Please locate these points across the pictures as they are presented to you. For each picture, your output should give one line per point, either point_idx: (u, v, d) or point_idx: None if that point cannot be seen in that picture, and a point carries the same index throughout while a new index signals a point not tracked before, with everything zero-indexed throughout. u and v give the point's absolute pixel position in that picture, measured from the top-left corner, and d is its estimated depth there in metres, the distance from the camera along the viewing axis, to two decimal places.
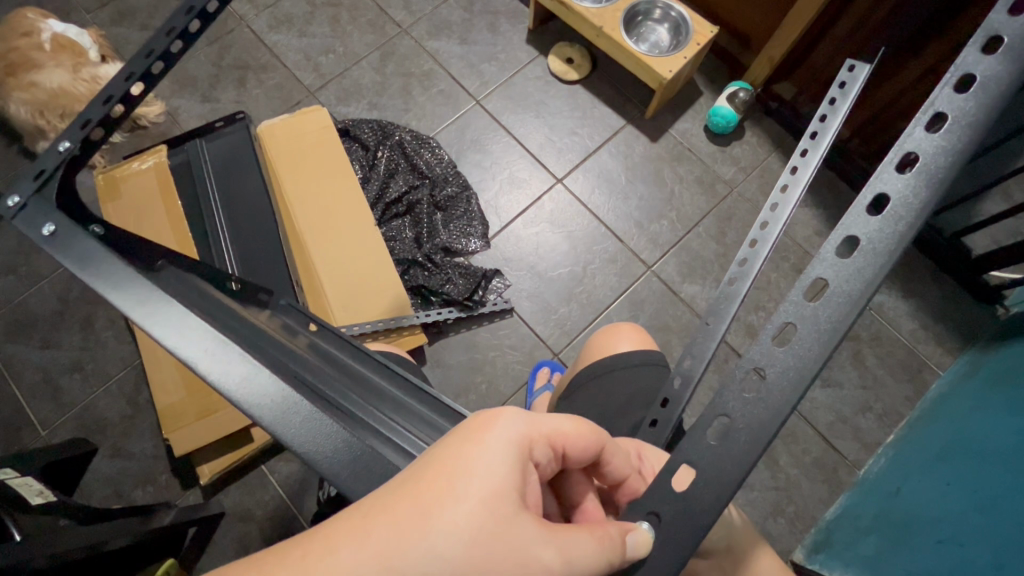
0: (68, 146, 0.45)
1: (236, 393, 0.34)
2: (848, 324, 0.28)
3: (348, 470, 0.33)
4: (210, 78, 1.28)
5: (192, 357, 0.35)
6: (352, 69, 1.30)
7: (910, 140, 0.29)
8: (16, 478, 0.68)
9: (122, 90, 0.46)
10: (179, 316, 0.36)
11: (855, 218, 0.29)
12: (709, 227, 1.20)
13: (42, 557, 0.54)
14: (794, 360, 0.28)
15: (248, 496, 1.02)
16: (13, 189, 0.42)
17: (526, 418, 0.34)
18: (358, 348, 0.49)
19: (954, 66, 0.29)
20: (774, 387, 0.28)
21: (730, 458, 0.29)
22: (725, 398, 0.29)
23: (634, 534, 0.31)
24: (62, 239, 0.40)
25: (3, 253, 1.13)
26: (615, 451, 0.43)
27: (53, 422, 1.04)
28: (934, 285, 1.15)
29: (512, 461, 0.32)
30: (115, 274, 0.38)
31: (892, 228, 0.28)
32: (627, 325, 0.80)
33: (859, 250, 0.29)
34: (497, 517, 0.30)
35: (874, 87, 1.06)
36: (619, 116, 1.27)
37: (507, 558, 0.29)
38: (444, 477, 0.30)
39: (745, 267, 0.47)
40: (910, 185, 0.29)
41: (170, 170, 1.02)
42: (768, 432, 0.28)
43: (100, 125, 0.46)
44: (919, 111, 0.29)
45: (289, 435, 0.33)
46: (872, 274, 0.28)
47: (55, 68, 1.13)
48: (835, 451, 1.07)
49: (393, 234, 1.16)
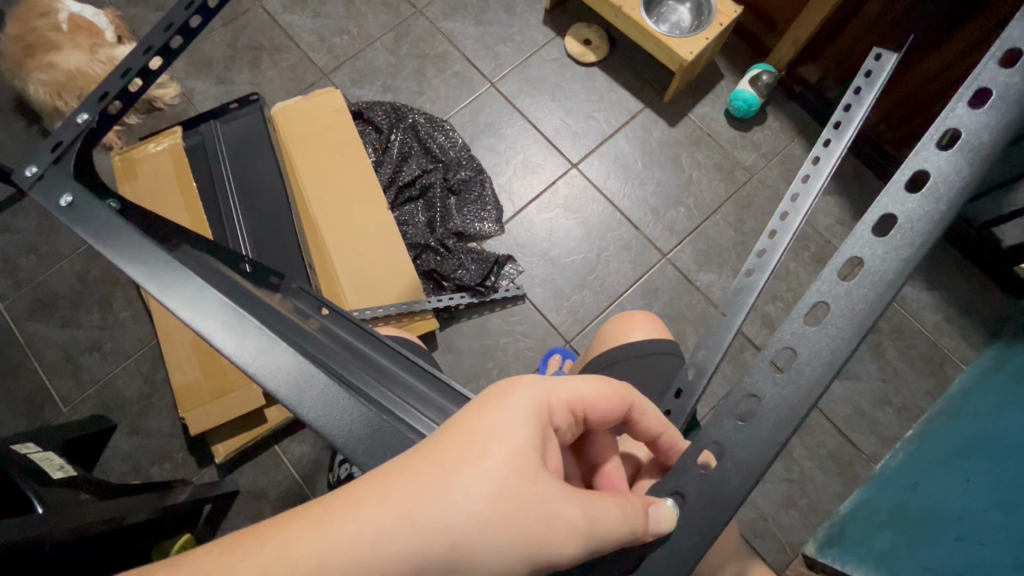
0: (86, 118, 0.44)
1: (252, 367, 0.34)
2: (881, 307, 0.27)
3: (364, 445, 0.33)
4: (224, 59, 1.28)
5: (210, 332, 0.35)
6: (366, 50, 1.28)
7: (952, 115, 0.28)
8: (38, 451, 0.70)
9: (140, 63, 0.45)
10: (195, 292, 0.36)
11: (893, 195, 0.28)
12: (727, 214, 1.17)
13: (64, 530, 0.55)
14: (828, 341, 0.27)
15: (262, 475, 1.03)
16: (31, 159, 0.42)
17: (546, 384, 0.35)
18: (365, 329, 0.48)
19: (1000, 39, 0.28)
20: (804, 370, 0.27)
21: (758, 443, 0.28)
22: (754, 378, 0.28)
23: (658, 508, 0.30)
24: (74, 213, 0.40)
25: (24, 232, 1.15)
26: (647, 408, 0.41)
27: (74, 399, 1.06)
28: (960, 277, 1.11)
29: (532, 424, 0.33)
30: (134, 245, 0.38)
31: (932, 207, 0.27)
32: (642, 312, 0.78)
33: (896, 229, 0.27)
34: (519, 475, 0.30)
35: (903, 71, 1.01)
36: (637, 99, 1.24)
37: (532, 514, 0.30)
38: (467, 438, 0.31)
39: (763, 259, 0.47)
40: (950, 163, 0.27)
41: (185, 151, 1.02)
42: (798, 415, 0.27)
43: (117, 99, 0.46)
44: (963, 85, 0.28)
45: (307, 409, 0.33)
46: (910, 254, 0.27)
47: (72, 49, 1.14)
48: (851, 444, 1.05)
49: (406, 218, 1.14)
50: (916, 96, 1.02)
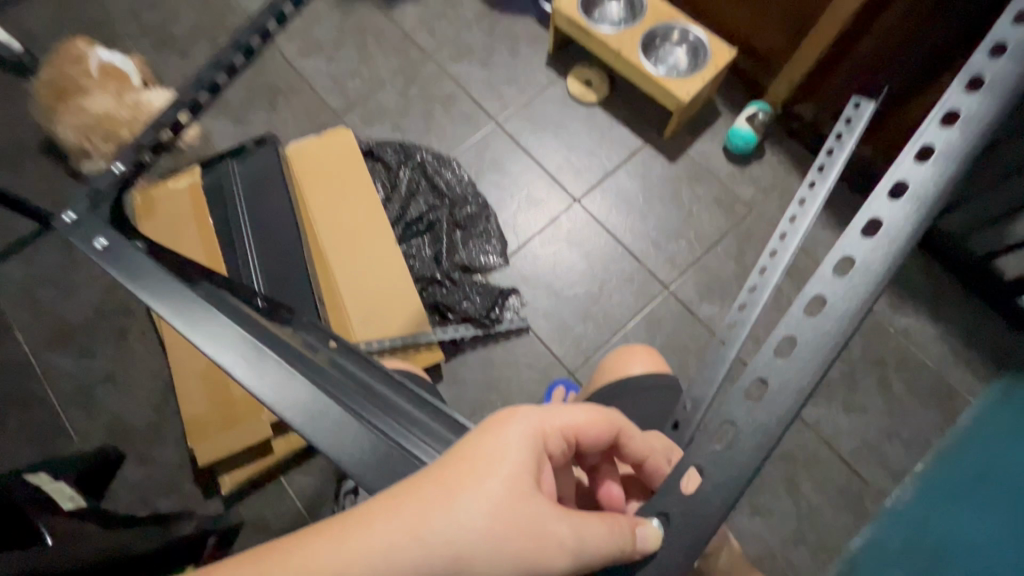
0: (121, 167, 0.50)
1: (269, 398, 0.36)
2: (846, 338, 0.29)
3: (375, 471, 0.34)
4: (242, 100, 1.34)
5: (229, 365, 0.37)
6: (377, 92, 1.34)
7: (901, 169, 0.31)
8: (51, 481, 0.72)
9: (173, 118, 0.52)
10: (218, 327, 0.39)
11: (852, 239, 0.30)
12: (728, 246, 1.19)
13: (72, 561, 0.56)
14: (798, 373, 0.29)
15: (267, 507, 1.03)
16: (69, 206, 0.45)
17: (540, 412, 0.36)
18: (375, 364, 0.50)
19: (940, 104, 0.32)
20: (778, 400, 0.29)
21: (737, 468, 0.29)
22: (730, 406, 0.29)
23: (644, 528, 0.31)
24: (102, 255, 0.43)
25: (45, 265, 1.19)
26: (632, 431, 0.44)
27: (86, 428, 1.08)
28: (964, 309, 1.12)
29: (528, 449, 0.34)
30: (162, 284, 0.41)
31: (886, 250, 0.30)
32: (641, 345, 0.79)
33: (855, 269, 0.30)
34: (517, 497, 0.32)
35: (895, 109, 1.04)
36: (638, 136, 1.28)
37: (528, 532, 0.32)
38: (469, 461, 0.32)
39: (754, 295, 0.53)
40: (902, 211, 0.30)
41: (202, 189, 1.07)
42: (772, 440, 0.28)
43: (150, 149, 0.52)
44: (909, 142, 0.31)
45: (319, 439, 0.34)
46: (868, 292, 0.29)
47: (101, 93, 1.21)
48: (860, 478, 1.04)
49: (413, 252, 1.17)
50: (909, 133, 1.05)
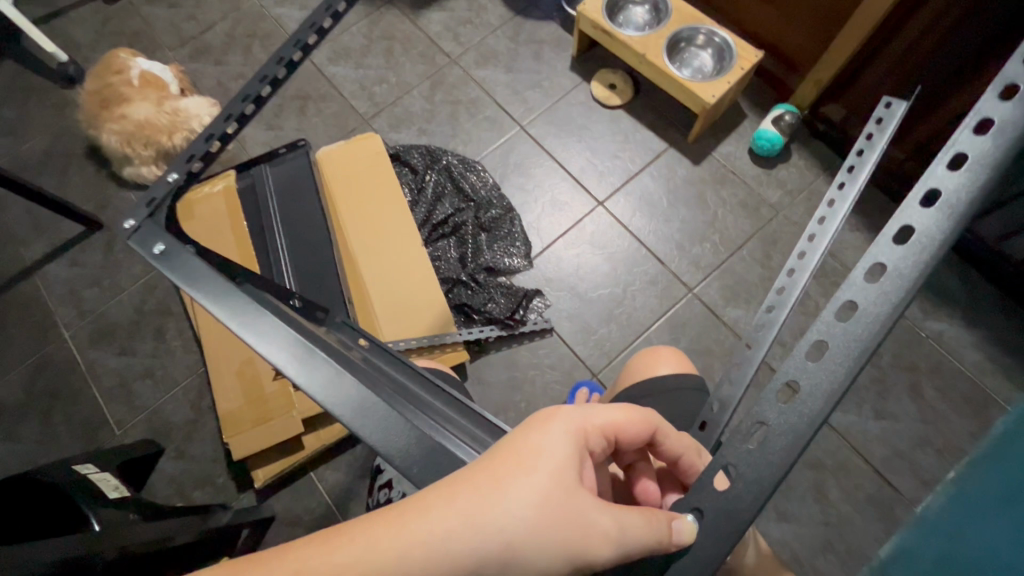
0: (175, 177, 0.51)
1: (319, 395, 0.38)
2: (877, 344, 0.29)
3: (420, 464, 0.36)
4: (274, 107, 1.38)
5: (280, 363, 0.39)
6: (404, 97, 1.37)
7: (932, 177, 0.30)
8: (96, 472, 0.75)
9: (221, 129, 0.52)
10: (268, 326, 0.41)
11: (882, 247, 0.30)
12: (753, 249, 1.19)
13: (112, 549, 0.59)
14: (830, 374, 0.29)
15: (297, 502, 1.06)
16: (129, 214, 0.47)
17: (581, 411, 0.38)
18: (406, 363, 0.52)
19: (973, 110, 0.30)
20: (810, 399, 0.29)
21: (769, 466, 0.29)
22: (762, 406, 0.30)
23: (680, 522, 0.32)
24: (161, 258, 0.46)
25: (90, 266, 1.25)
26: (669, 432, 0.44)
27: (127, 423, 1.13)
28: (999, 314, 1.09)
29: (572, 446, 0.36)
30: (216, 287, 0.43)
31: (915, 259, 0.29)
32: (667, 347, 0.79)
33: (886, 278, 0.29)
34: (562, 490, 0.33)
35: (926, 111, 1.02)
36: (661, 139, 1.28)
37: (574, 524, 0.33)
38: (514, 456, 0.33)
39: (783, 296, 0.54)
40: (934, 220, 0.29)
41: (237, 193, 1.11)
42: (806, 438, 0.29)
43: (201, 160, 0.52)
44: (940, 150, 0.30)
45: (367, 432, 0.37)
46: (899, 301, 0.29)
47: (142, 102, 1.26)
48: (889, 485, 1.02)
49: (439, 254, 1.19)
50: (940, 135, 1.03)
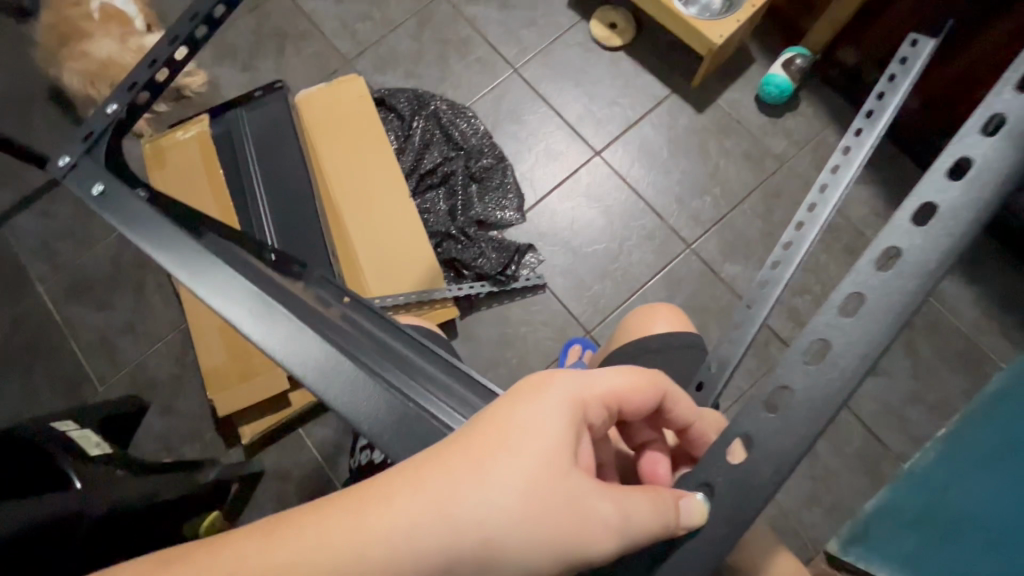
0: (115, 109, 0.45)
1: (280, 354, 0.34)
2: (917, 302, 0.26)
3: (392, 432, 0.33)
4: (249, 46, 1.28)
5: (236, 318, 0.36)
6: (389, 36, 1.28)
7: (998, 101, 0.26)
8: (76, 429, 0.72)
9: (167, 54, 0.46)
10: (222, 278, 0.37)
11: (931, 187, 0.26)
12: (755, 203, 1.14)
13: (99, 506, 0.57)
14: (864, 334, 0.26)
15: (287, 457, 1.06)
16: (63, 150, 0.43)
17: (578, 380, 0.35)
18: (389, 322, 0.48)
19: None
20: (840, 361, 0.27)
21: (791, 435, 0.27)
22: (787, 369, 0.27)
23: (689, 501, 0.30)
24: (106, 202, 0.41)
25: (61, 217, 1.19)
26: (679, 396, 0.42)
27: (109, 379, 1.10)
28: (1003, 271, 1.06)
29: (566, 420, 0.33)
30: (163, 233, 0.39)
31: (972, 198, 0.26)
32: (663, 305, 0.77)
33: (933, 224, 0.26)
34: (553, 472, 0.32)
35: (948, 55, 0.96)
36: (663, 84, 1.20)
37: (563, 510, 0.31)
38: (501, 433, 0.32)
39: (789, 252, 0.51)
40: (999, 148, 0.26)
41: (212, 139, 1.04)
42: (833, 406, 0.27)
43: (145, 90, 0.46)
44: (1012, 67, 0.27)
45: (333, 396, 0.34)
46: (947, 251, 0.26)
47: (104, 38, 1.16)
48: (878, 442, 1.02)
49: (427, 206, 1.14)
50: (960, 81, 0.97)
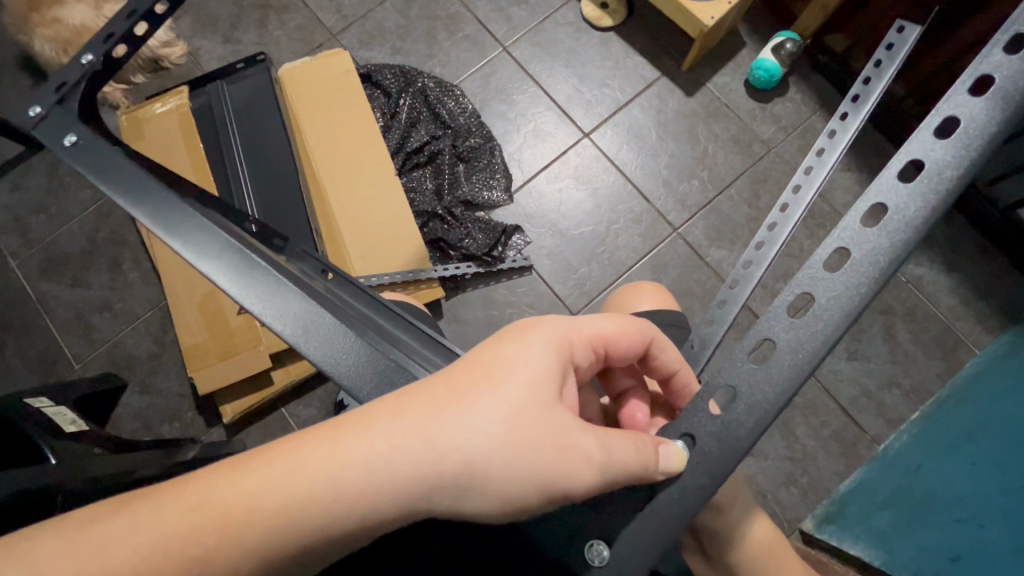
0: (90, 59, 0.43)
1: (256, 308, 0.36)
2: (878, 282, 0.29)
3: (372, 383, 0.36)
4: (231, 17, 1.24)
5: (212, 272, 0.36)
6: (376, 10, 1.24)
7: (953, 104, 0.30)
8: (51, 406, 0.71)
9: (147, 5, 0.43)
10: (197, 231, 0.37)
11: (886, 184, 0.30)
12: (742, 188, 1.14)
13: (77, 481, 0.53)
14: (837, 299, 0.30)
15: (269, 437, 1.05)
16: (35, 99, 0.42)
17: (564, 323, 0.37)
18: (368, 294, 0.48)
19: (1007, 25, 0.30)
20: (822, 315, 0.30)
21: (773, 383, 0.30)
22: (772, 322, 0.31)
23: (668, 447, 0.32)
24: (78, 153, 0.40)
25: (33, 190, 1.15)
26: (664, 343, 0.44)
27: (86, 357, 1.08)
28: (980, 260, 1.08)
29: (551, 359, 0.35)
30: (136, 182, 0.38)
31: (923, 193, 0.30)
32: (649, 283, 0.77)
33: (889, 218, 0.30)
34: (536, 405, 0.33)
35: (934, 43, 0.96)
36: (654, 67, 1.19)
37: (544, 446, 0.32)
38: (484, 368, 0.33)
39: (773, 234, 0.53)
40: (949, 149, 0.30)
41: (191, 113, 1.00)
42: (814, 359, 0.30)
43: (123, 42, 0.43)
44: (965, 73, 0.30)
45: (312, 349, 0.36)
46: (903, 239, 0.29)
47: (77, 4, 1.11)
48: (855, 424, 1.04)
49: (414, 185, 1.12)
50: (946, 68, 0.97)
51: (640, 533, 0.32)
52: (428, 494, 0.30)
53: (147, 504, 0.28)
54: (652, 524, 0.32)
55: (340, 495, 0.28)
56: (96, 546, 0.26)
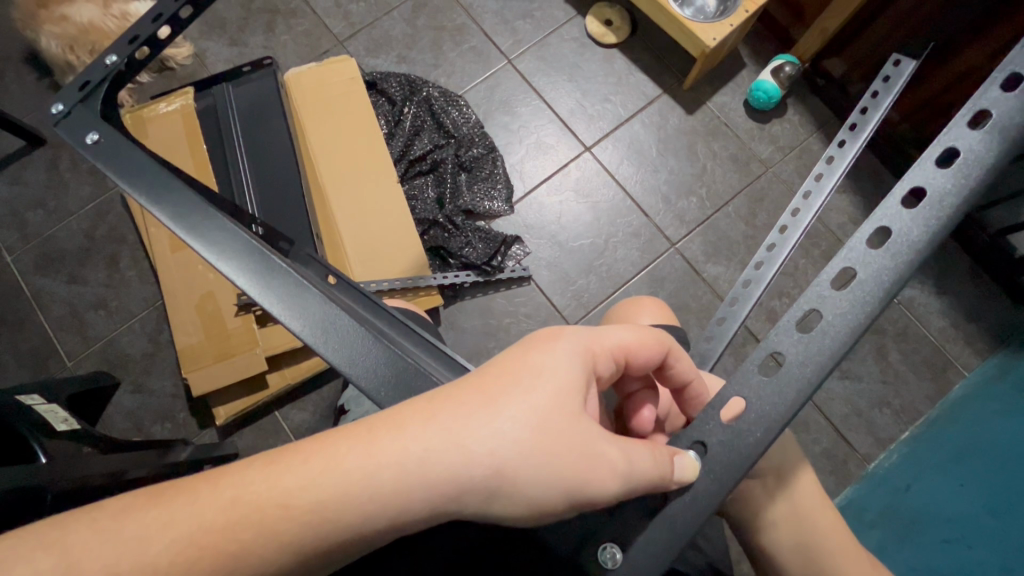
0: (114, 59, 0.43)
1: (278, 310, 0.37)
2: (879, 303, 0.31)
3: (392, 388, 0.37)
4: (239, 20, 1.25)
5: (232, 272, 0.37)
6: (383, 19, 1.26)
7: (953, 136, 0.31)
8: (43, 402, 0.68)
9: (173, 9, 0.43)
10: (217, 232, 0.38)
11: (889, 210, 0.31)
12: (740, 207, 1.16)
13: (64, 481, 0.51)
14: (842, 317, 0.31)
15: (262, 440, 1.04)
16: (57, 97, 0.42)
17: (587, 333, 0.37)
18: (378, 302, 0.48)
19: (1004, 63, 0.31)
20: (828, 332, 0.31)
21: (781, 398, 0.32)
22: (781, 338, 0.32)
23: (682, 458, 0.33)
24: (99, 153, 0.41)
25: (32, 185, 1.15)
26: (681, 354, 0.44)
27: (79, 354, 1.07)
28: (970, 283, 1.10)
29: (576, 368, 0.35)
30: (157, 181, 0.39)
31: (922, 221, 0.31)
32: (649, 297, 0.77)
33: (891, 241, 0.31)
34: (563, 412, 0.33)
35: (929, 72, 0.99)
36: (656, 85, 1.21)
37: (572, 454, 0.33)
38: (511, 373, 0.34)
39: (772, 253, 0.54)
40: (947, 180, 0.31)
41: (195, 114, 1.00)
42: (820, 374, 0.31)
43: (147, 44, 0.44)
44: (962, 109, 0.31)
45: (332, 351, 0.37)
46: (905, 265, 0.31)
47: (86, 3, 1.12)
48: (847, 443, 1.05)
49: (415, 192, 1.14)
50: (941, 96, 0.99)
51: (653, 539, 0.33)
52: (457, 497, 0.31)
53: (181, 497, 0.28)
54: (667, 533, 0.33)
55: (375, 495, 0.29)
56: (129, 539, 0.27)
